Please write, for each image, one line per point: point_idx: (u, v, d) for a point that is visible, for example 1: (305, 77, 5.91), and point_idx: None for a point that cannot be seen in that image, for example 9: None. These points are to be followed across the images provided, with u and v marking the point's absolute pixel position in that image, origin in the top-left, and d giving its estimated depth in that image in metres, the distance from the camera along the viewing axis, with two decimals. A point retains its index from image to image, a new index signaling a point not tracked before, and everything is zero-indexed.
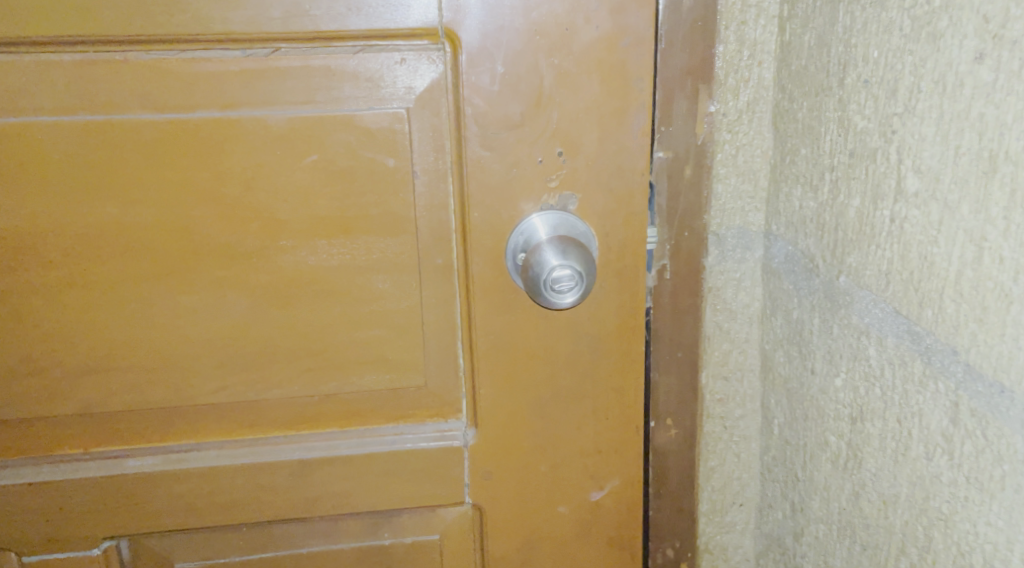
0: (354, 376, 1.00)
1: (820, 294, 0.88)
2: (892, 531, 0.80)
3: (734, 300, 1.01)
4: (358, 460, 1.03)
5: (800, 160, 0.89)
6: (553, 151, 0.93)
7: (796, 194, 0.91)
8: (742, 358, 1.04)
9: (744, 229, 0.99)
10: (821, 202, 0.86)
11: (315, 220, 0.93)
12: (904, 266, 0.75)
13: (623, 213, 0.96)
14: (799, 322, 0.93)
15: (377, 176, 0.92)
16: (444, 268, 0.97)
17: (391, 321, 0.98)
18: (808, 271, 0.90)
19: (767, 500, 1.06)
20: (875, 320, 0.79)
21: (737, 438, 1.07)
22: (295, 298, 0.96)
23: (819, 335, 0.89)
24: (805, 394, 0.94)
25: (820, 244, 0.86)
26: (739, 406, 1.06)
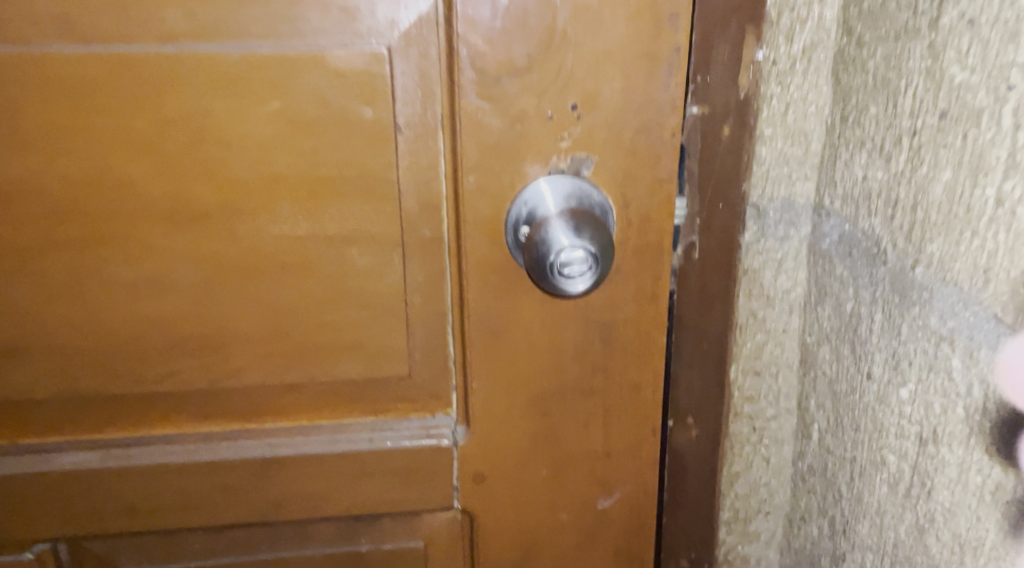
0: (324, 365, 0.84)
1: (886, 285, 0.73)
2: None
3: (772, 284, 0.86)
4: (330, 460, 0.87)
5: (869, 121, 0.74)
6: (566, 104, 0.77)
7: (860, 162, 0.76)
8: (778, 350, 0.88)
9: (790, 202, 0.84)
10: (894, 174, 0.70)
11: (276, 181, 0.77)
12: (1011, 261, 0.60)
13: (648, 180, 0.80)
14: (855, 315, 0.79)
15: (351, 129, 0.76)
16: (433, 240, 0.81)
17: (370, 301, 0.82)
18: (869, 256, 0.75)
19: (799, 512, 0.91)
20: (965, 324, 0.64)
21: (767, 441, 0.91)
22: (253, 273, 0.80)
23: (880, 334, 0.74)
24: (858, 402, 0.79)
25: (891, 225, 0.71)
26: (772, 405, 0.90)
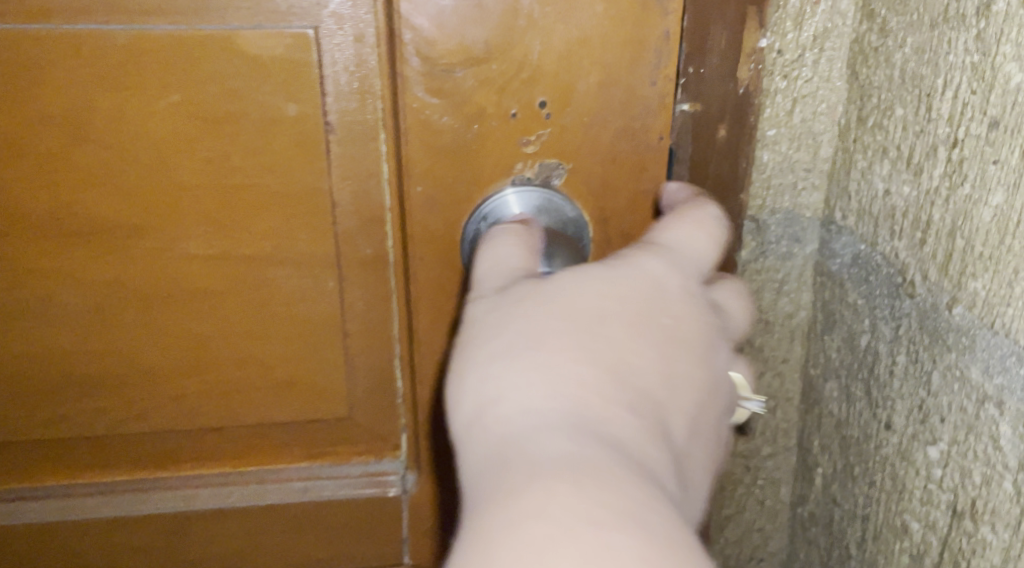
0: (245, 405, 0.71)
1: (910, 324, 0.62)
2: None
3: (772, 308, 0.76)
4: (255, 513, 0.74)
5: (892, 123, 0.62)
6: (533, 100, 0.64)
7: (881, 172, 0.64)
8: (777, 382, 0.78)
9: (794, 214, 0.73)
10: (925, 190, 0.59)
11: (181, 189, 0.64)
12: None
13: (630, 190, 0.67)
14: (872, 351, 0.67)
15: (271, 127, 0.63)
16: (375, 259, 0.68)
17: (299, 331, 0.69)
18: (894, 286, 0.63)
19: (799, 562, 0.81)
20: (1006, 375, 0.53)
21: (763, 482, 0.81)
22: (158, 298, 0.67)
23: (903, 378, 0.63)
24: (880, 458, 0.67)
25: (919, 255, 0.60)
26: (768, 443, 0.80)
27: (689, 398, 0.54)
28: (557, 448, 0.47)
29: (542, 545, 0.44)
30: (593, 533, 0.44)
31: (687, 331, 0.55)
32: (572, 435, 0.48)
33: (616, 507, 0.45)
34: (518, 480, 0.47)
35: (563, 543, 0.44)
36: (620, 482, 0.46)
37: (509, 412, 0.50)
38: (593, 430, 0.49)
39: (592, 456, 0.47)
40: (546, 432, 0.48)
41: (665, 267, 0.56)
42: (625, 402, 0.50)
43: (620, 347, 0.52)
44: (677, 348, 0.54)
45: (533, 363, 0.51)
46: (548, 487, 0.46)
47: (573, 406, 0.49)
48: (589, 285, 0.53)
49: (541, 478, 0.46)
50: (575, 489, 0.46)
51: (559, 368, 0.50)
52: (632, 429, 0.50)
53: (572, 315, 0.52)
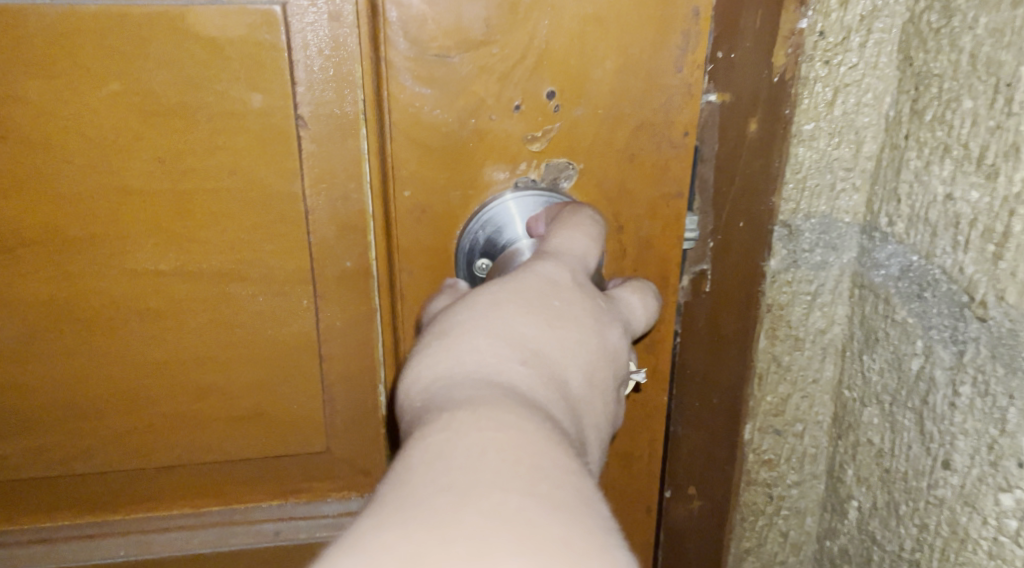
0: (206, 440, 0.62)
1: (981, 349, 0.53)
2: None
3: (802, 323, 0.65)
4: (221, 558, 0.65)
5: (958, 116, 0.53)
6: (539, 91, 0.54)
7: (941, 174, 0.55)
8: (806, 405, 0.67)
9: (830, 217, 0.63)
10: (1000, 198, 0.50)
11: (125, 195, 0.54)
12: None
13: (650, 194, 0.58)
14: (925, 377, 0.57)
15: (231, 122, 0.53)
16: (356, 273, 0.59)
17: (268, 356, 0.60)
18: (958, 308, 0.54)
19: None
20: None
21: (787, 512, 0.70)
22: (101, 320, 0.57)
23: (966, 414, 0.54)
24: (939, 504, 0.56)
25: (990, 273, 0.52)
26: (795, 469, 0.69)
27: (587, 365, 0.49)
28: (459, 394, 0.43)
29: (445, 456, 0.40)
30: (488, 444, 0.40)
31: (582, 310, 0.50)
32: (475, 384, 0.44)
33: (503, 419, 0.41)
34: (421, 426, 0.42)
35: (459, 460, 0.39)
36: (508, 418, 0.42)
37: (422, 385, 0.46)
38: (494, 380, 0.45)
39: (487, 395, 0.43)
40: (451, 385, 0.45)
41: (554, 252, 0.52)
42: (522, 359, 0.46)
43: (514, 320, 0.48)
44: (576, 311, 0.50)
45: (439, 342, 0.47)
46: (449, 419, 0.42)
47: (476, 366, 0.45)
48: (482, 290, 0.50)
49: (444, 413, 0.42)
50: (474, 420, 0.41)
51: (458, 333, 0.47)
52: (532, 382, 0.46)
53: (475, 293, 0.49)
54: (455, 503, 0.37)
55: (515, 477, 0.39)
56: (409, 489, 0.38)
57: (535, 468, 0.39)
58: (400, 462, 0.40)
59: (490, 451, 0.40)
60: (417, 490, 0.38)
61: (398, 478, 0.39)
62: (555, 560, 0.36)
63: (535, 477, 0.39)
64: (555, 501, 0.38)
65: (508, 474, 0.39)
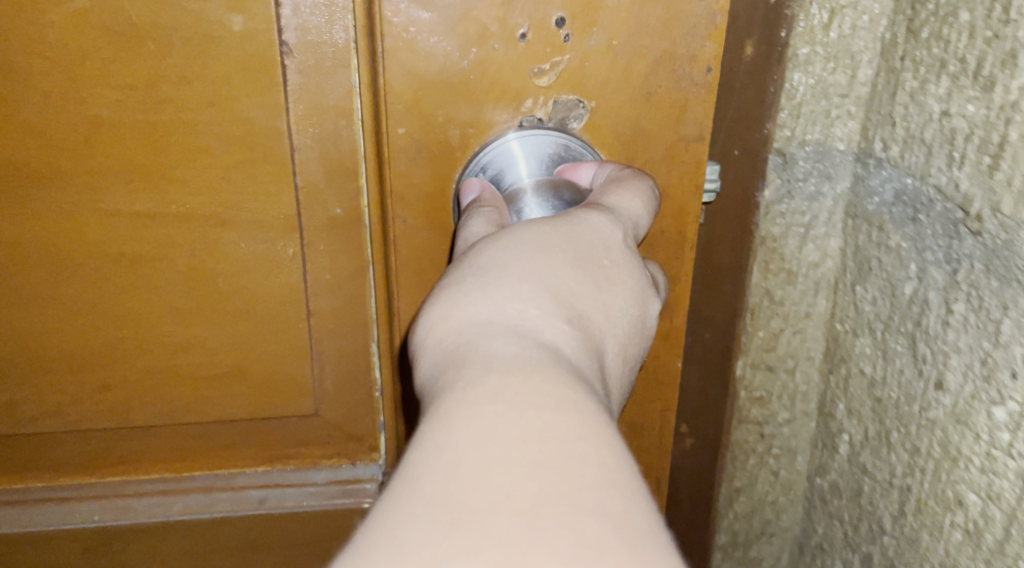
0: (185, 401, 0.58)
1: (978, 265, 0.46)
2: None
3: (795, 255, 0.58)
4: (201, 529, 0.60)
5: (954, 28, 0.46)
6: (549, 17, 0.50)
7: (938, 92, 0.48)
8: (797, 340, 0.60)
9: (825, 146, 0.56)
10: (995, 107, 0.44)
11: (96, 127, 0.50)
12: None
13: (668, 137, 0.53)
14: (919, 300, 0.50)
15: (210, 48, 0.49)
16: (346, 221, 0.55)
17: (253, 309, 0.56)
18: (955, 224, 0.48)
19: (816, 541, 0.62)
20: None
21: (778, 452, 0.63)
22: (71, 266, 0.53)
23: (963, 330, 0.47)
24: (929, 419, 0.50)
25: (979, 179, 0.45)
26: (786, 406, 0.62)
27: (622, 336, 0.47)
28: (507, 351, 0.40)
29: (496, 439, 0.36)
30: (547, 434, 0.36)
31: (626, 278, 0.47)
32: (518, 340, 0.41)
33: (556, 395, 0.38)
34: (467, 379, 0.39)
35: (522, 445, 0.36)
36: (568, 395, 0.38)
37: (456, 325, 0.42)
38: (540, 339, 0.42)
39: (533, 358, 0.40)
40: (495, 336, 0.41)
41: (611, 206, 0.48)
42: (567, 318, 0.43)
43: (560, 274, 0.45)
44: (620, 278, 0.47)
45: (475, 283, 0.44)
46: (502, 387, 0.38)
47: (518, 319, 0.42)
48: (530, 230, 0.46)
49: (492, 375, 0.39)
50: (530, 390, 0.38)
51: (503, 278, 0.44)
52: (574, 345, 0.43)
53: (519, 233, 0.46)
54: (516, 529, 0.33)
55: (582, 482, 0.35)
56: (463, 465, 0.35)
57: (584, 464, 0.36)
58: (444, 426, 0.37)
59: (550, 443, 0.36)
60: (466, 474, 0.35)
61: (445, 467, 0.35)
62: None
63: (607, 494, 0.35)
64: (621, 522, 0.34)
65: (572, 479, 0.35)
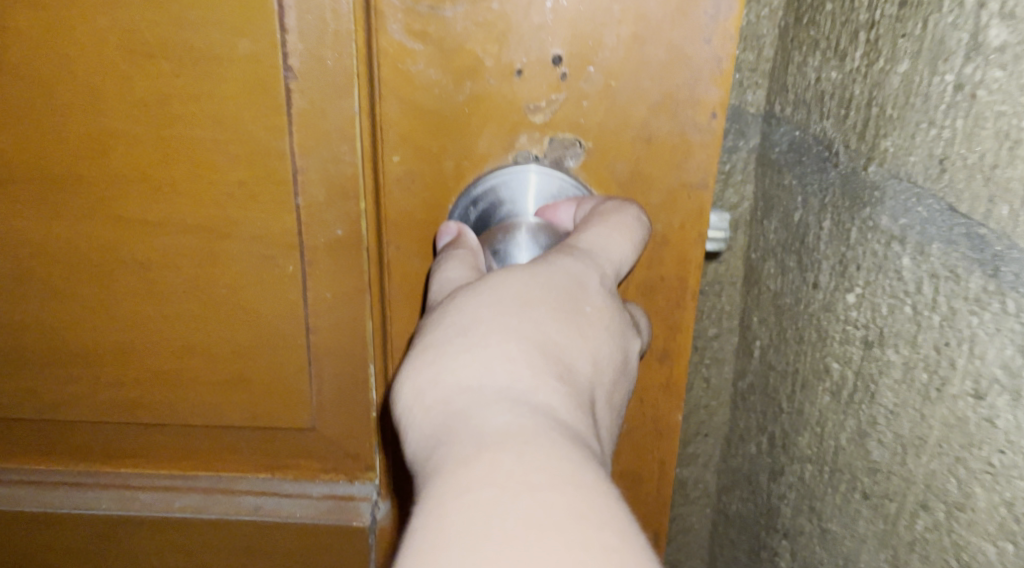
0: (193, 402, 0.60)
1: (837, 191, 0.54)
2: (1001, 560, 0.42)
3: (715, 197, 0.69)
4: (198, 528, 0.62)
5: (823, 17, 0.56)
6: (548, 55, 0.49)
7: (814, 63, 0.57)
8: (722, 268, 0.71)
9: (739, 108, 0.66)
10: (849, 71, 0.52)
11: (116, 139, 0.53)
12: (970, 146, 0.42)
13: (667, 184, 0.52)
14: (804, 225, 0.58)
15: (220, 68, 0.51)
16: (347, 243, 0.56)
17: (254, 319, 0.57)
18: (824, 166, 0.55)
19: (739, 432, 0.71)
20: (919, 224, 0.47)
21: (709, 361, 0.73)
22: (92, 267, 0.56)
23: (830, 242, 0.55)
24: (802, 300, 0.58)
25: (843, 127, 0.53)
26: (714, 323, 0.72)
27: (610, 384, 0.46)
28: (494, 424, 0.40)
29: (492, 527, 0.36)
30: (534, 511, 0.37)
31: (614, 320, 0.46)
32: (513, 408, 0.40)
33: (548, 448, 0.39)
34: (458, 459, 0.39)
35: (513, 538, 0.36)
36: (561, 462, 0.38)
37: (444, 392, 0.42)
38: (533, 404, 0.41)
39: (519, 425, 0.40)
40: (482, 406, 0.41)
41: (583, 251, 0.47)
42: (556, 374, 0.42)
43: (548, 328, 0.44)
44: (600, 325, 0.45)
45: (462, 345, 0.43)
46: (494, 465, 0.38)
47: (507, 381, 0.41)
48: (516, 277, 0.45)
49: (485, 454, 0.39)
50: (521, 472, 0.38)
51: (488, 337, 0.43)
52: (569, 404, 0.42)
53: (499, 285, 0.45)
54: (520, 553, 0.36)
55: (549, 519, 0.37)
56: (443, 511, 0.37)
57: (577, 511, 0.37)
58: (436, 511, 0.37)
59: (524, 493, 0.37)
60: (454, 516, 0.37)
61: (434, 523, 0.37)
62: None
63: (609, 527, 0.37)
64: (602, 519, 0.37)
65: (576, 515, 0.37)
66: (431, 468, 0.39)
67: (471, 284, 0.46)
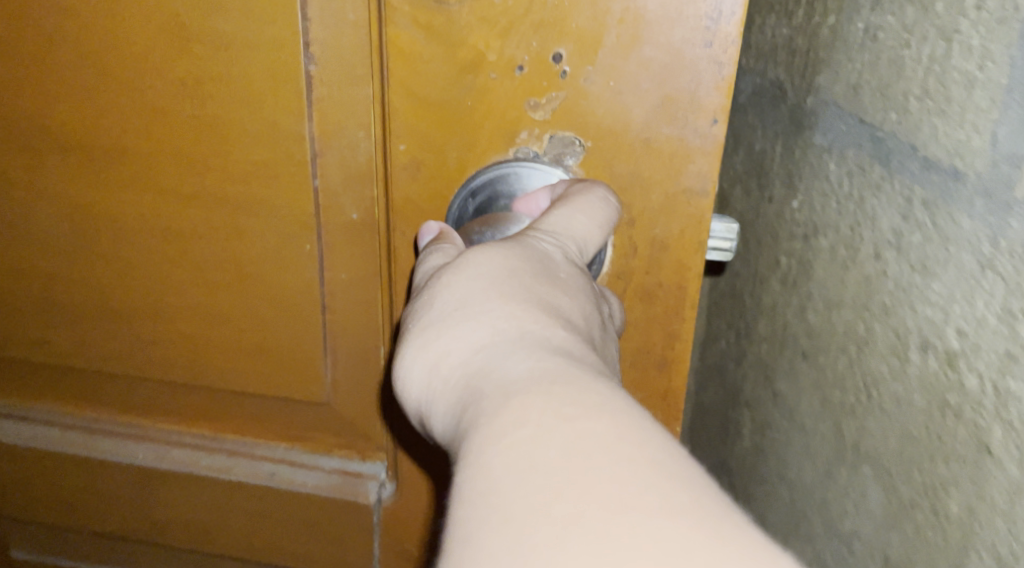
0: (222, 366, 0.63)
1: (785, 122, 0.66)
2: (891, 375, 0.52)
3: None
4: (220, 488, 0.66)
5: None
6: (550, 55, 0.50)
7: (769, 24, 0.70)
8: None
9: None
10: (795, 26, 0.64)
11: (161, 113, 0.57)
12: (873, 73, 0.53)
13: (667, 189, 0.51)
14: (762, 152, 0.71)
15: (251, 54, 0.54)
16: (361, 227, 0.58)
17: (277, 292, 0.60)
18: (774, 102, 0.68)
19: (712, 331, 0.83)
20: (839, 137, 0.58)
21: None
22: (139, 232, 0.61)
23: (780, 162, 0.67)
24: (762, 212, 0.71)
25: (790, 70, 0.65)
26: None
27: (599, 344, 0.47)
28: (516, 372, 0.41)
29: (538, 464, 0.37)
30: (578, 440, 0.37)
31: (587, 286, 0.47)
32: (532, 354, 0.41)
33: (571, 383, 0.40)
34: (489, 412, 0.40)
35: (557, 468, 0.37)
36: (580, 388, 0.39)
37: (462, 357, 0.43)
38: (551, 348, 0.42)
39: (543, 366, 0.41)
40: (503, 358, 0.42)
41: (546, 232, 0.47)
42: (562, 325, 0.44)
43: (543, 290, 0.45)
44: (575, 288, 0.46)
45: (467, 314, 0.44)
46: (524, 409, 0.39)
47: (520, 334, 0.43)
48: (499, 250, 0.46)
49: (513, 400, 0.39)
50: (553, 408, 0.39)
51: (494, 302, 0.44)
52: (583, 348, 0.43)
53: (481, 262, 0.46)
54: (574, 481, 0.36)
55: (594, 448, 0.37)
56: (488, 465, 0.38)
57: (616, 433, 0.38)
58: (479, 466, 0.38)
59: (563, 428, 0.38)
60: (497, 467, 0.37)
61: (480, 477, 0.38)
62: (681, 490, 0.36)
63: (648, 442, 0.37)
64: (636, 435, 0.38)
65: (618, 440, 0.37)
66: (466, 428, 0.40)
67: (447, 265, 0.47)
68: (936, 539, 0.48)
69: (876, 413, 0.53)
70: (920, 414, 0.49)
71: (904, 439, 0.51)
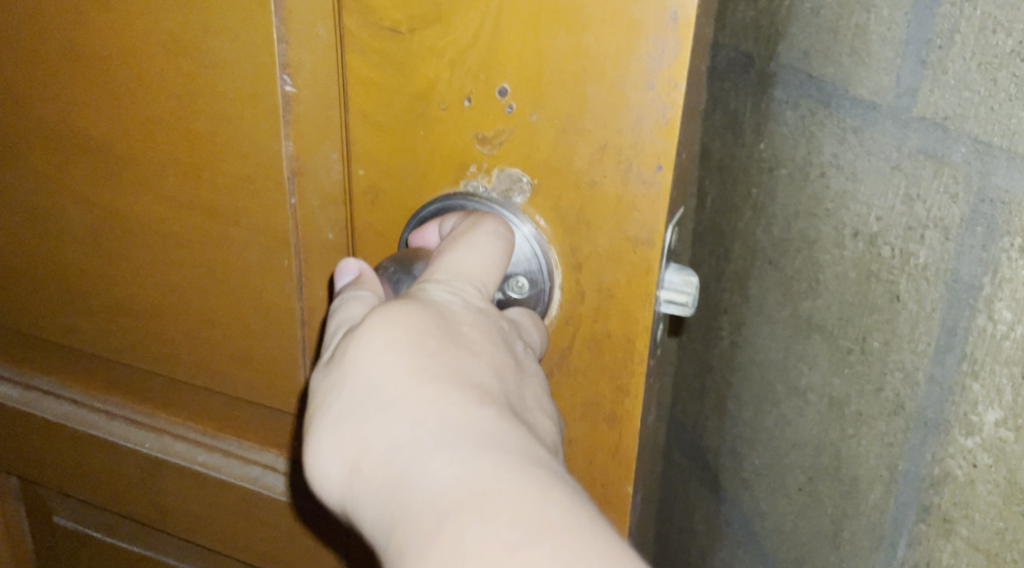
0: (217, 368, 0.65)
1: (753, 84, 0.75)
2: (830, 257, 0.66)
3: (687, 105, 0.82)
4: (215, 486, 0.69)
5: None
6: (494, 90, 0.49)
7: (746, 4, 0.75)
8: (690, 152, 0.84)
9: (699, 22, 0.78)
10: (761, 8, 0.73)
11: (162, 124, 0.60)
12: (820, 29, 0.66)
13: (613, 234, 0.49)
14: (737, 111, 0.78)
15: (235, 75, 0.56)
16: (336, 247, 0.59)
17: (261, 302, 0.62)
18: (746, 69, 0.76)
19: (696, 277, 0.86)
20: (794, 89, 0.69)
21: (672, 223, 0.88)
22: (149, 235, 0.64)
23: (750, 115, 0.76)
24: (735, 159, 0.78)
25: (757, 43, 0.74)
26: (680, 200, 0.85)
27: (517, 382, 0.46)
28: (442, 485, 0.40)
29: None
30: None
31: (491, 324, 0.46)
32: (452, 460, 0.41)
33: (492, 494, 0.40)
34: (420, 538, 0.40)
35: None
36: (504, 500, 0.40)
37: (383, 458, 0.42)
38: (472, 444, 0.41)
39: (469, 477, 0.40)
40: (425, 463, 0.41)
41: (444, 282, 0.46)
42: (478, 401, 0.43)
43: (454, 364, 0.44)
44: (481, 343, 0.45)
45: (383, 407, 0.43)
46: (454, 535, 0.39)
47: (438, 427, 0.42)
48: (406, 315, 0.44)
49: (444, 526, 0.40)
50: (483, 535, 0.39)
51: (413, 393, 0.43)
52: (507, 424, 0.43)
53: (386, 336, 0.44)
54: None
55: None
56: None
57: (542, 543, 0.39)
58: None
59: (497, 557, 0.38)
60: None
61: None
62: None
63: (571, 541, 0.39)
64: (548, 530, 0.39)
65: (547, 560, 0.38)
66: (399, 550, 0.40)
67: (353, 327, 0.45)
68: (863, 372, 0.63)
69: (823, 293, 0.66)
70: (853, 283, 0.63)
71: (843, 305, 0.65)
